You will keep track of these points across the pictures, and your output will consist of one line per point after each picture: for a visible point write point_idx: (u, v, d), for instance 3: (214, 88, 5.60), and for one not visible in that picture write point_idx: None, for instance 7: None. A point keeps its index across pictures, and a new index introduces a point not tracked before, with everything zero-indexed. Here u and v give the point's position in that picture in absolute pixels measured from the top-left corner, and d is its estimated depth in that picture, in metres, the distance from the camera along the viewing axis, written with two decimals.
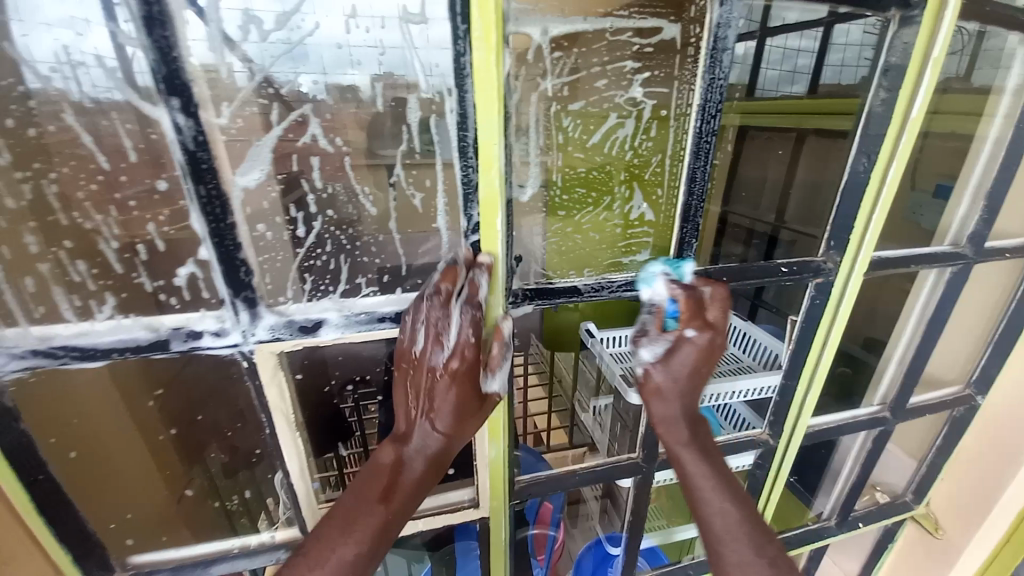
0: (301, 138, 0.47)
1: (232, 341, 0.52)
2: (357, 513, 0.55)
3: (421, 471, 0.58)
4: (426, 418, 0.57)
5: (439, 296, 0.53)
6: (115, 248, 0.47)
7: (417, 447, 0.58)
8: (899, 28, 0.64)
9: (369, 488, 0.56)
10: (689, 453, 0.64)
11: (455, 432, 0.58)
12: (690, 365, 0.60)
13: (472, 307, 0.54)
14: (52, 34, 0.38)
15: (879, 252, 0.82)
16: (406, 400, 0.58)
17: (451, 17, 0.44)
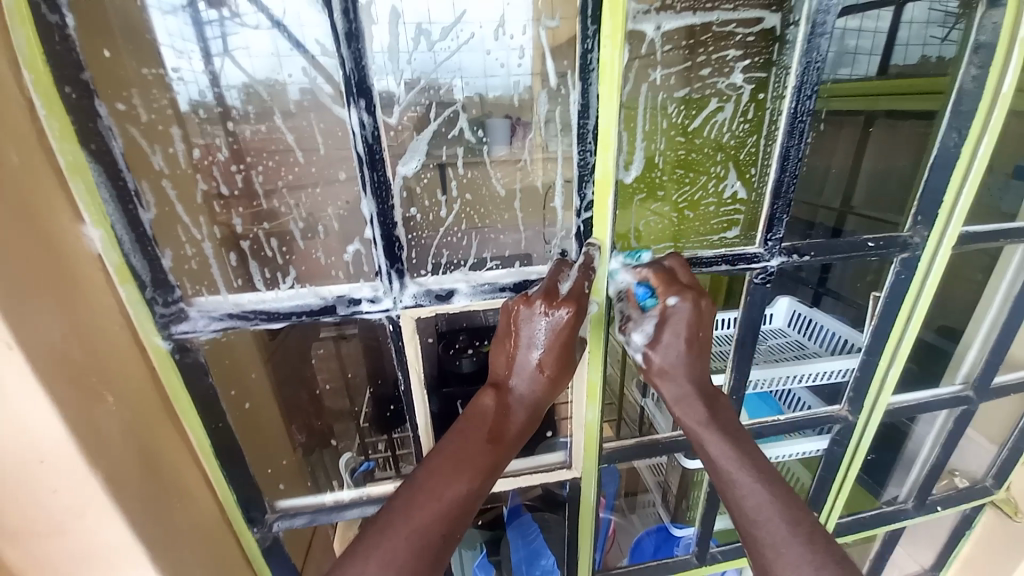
0: (451, 131, 0.61)
1: (383, 306, 0.60)
2: (467, 451, 0.57)
3: (522, 421, 0.61)
4: (532, 365, 0.61)
5: (557, 261, 0.62)
6: (301, 228, 0.60)
7: (517, 397, 0.62)
8: (987, 9, 0.66)
9: (474, 431, 0.59)
10: (710, 433, 0.64)
11: (552, 386, 0.62)
12: (681, 336, 0.62)
13: (586, 265, 0.61)
14: (181, 49, 0.52)
15: (967, 228, 0.83)
16: (509, 350, 0.61)
17: (582, 19, 0.50)
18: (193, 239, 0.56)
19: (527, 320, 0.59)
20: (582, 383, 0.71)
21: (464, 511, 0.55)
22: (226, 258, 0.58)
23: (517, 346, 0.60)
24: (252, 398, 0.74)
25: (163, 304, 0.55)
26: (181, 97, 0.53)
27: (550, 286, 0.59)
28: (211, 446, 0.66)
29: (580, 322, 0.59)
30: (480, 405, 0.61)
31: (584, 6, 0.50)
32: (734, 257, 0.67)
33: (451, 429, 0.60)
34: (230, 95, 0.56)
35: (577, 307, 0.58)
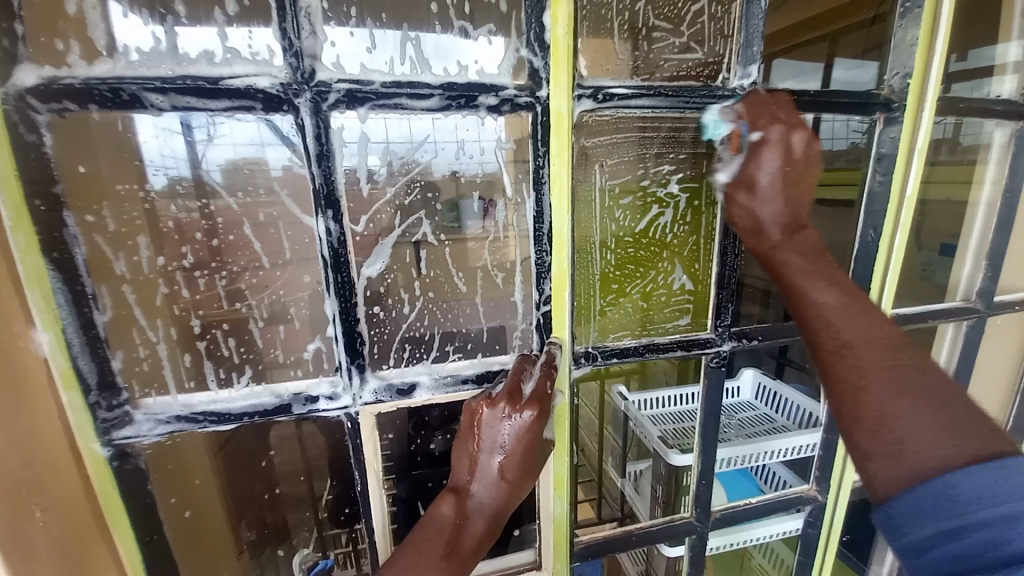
0: (415, 236, 0.60)
1: (342, 403, 0.60)
2: (419, 567, 0.55)
3: (481, 533, 0.60)
4: (493, 469, 0.60)
5: (518, 356, 0.65)
6: (260, 325, 0.58)
7: (477, 506, 0.60)
8: (884, 126, 0.76)
9: (431, 545, 0.57)
10: (784, 252, 0.67)
11: (513, 491, 0.61)
12: (778, 183, 0.64)
13: (546, 365, 0.64)
14: (163, 141, 0.50)
15: (898, 309, 0.90)
16: (471, 452, 0.60)
17: (534, 142, 0.57)
18: (148, 341, 0.55)
19: (489, 424, 0.59)
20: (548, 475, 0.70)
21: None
22: (180, 359, 0.56)
23: (480, 449, 0.60)
24: (197, 505, 0.66)
25: (105, 409, 0.54)
26: (154, 183, 0.52)
27: (513, 389, 0.60)
28: (143, 559, 0.61)
29: (542, 423, 0.61)
30: (438, 515, 0.59)
31: (535, 131, 0.57)
32: (687, 342, 0.74)
33: (408, 538, 0.59)
34: (214, 174, 0.53)
35: (540, 408, 0.60)
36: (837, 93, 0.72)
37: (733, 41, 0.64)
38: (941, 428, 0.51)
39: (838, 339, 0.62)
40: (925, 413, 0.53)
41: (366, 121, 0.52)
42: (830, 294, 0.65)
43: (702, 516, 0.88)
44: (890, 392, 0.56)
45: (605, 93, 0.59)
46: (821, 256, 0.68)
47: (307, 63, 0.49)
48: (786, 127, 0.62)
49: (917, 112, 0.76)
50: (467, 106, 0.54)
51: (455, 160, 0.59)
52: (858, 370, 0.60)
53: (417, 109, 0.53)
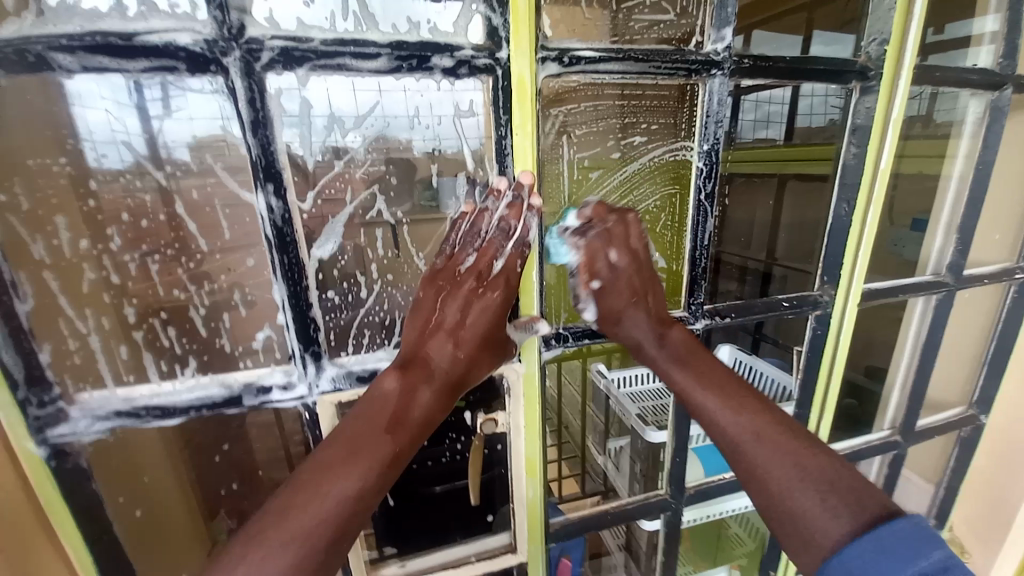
0: (369, 213, 0.56)
1: (297, 393, 0.56)
2: (364, 439, 0.48)
3: (433, 402, 0.54)
4: (450, 337, 0.55)
5: (477, 211, 0.55)
6: (203, 314, 0.54)
7: (431, 381, 0.54)
8: (860, 95, 0.74)
9: (374, 419, 0.50)
10: (666, 357, 0.66)
11: (471, 361, 0.57)
12: (626, 283, 0.63)
13: (525, 245, 0.56)
14: (109, 114, 0.46)
15: (871, 284, 0.90)
16: (424, 319, 0.55)
17: (495, 109, 0.53)
18: (76, 333, 0.50)
19: (453, 297, 0.55)
20: (519, 459, 0.69)
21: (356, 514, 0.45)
22: (115, 351, 0.52)
23: (440, 325, 0.55)
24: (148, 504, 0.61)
25: (36, 405, 0.50)
26: (100, 162, 0.47)
27: (481, 265, 0.55)
28: (94, 562, 0.58)
29: (506, 293, 0.56)
30: (384, 388, 0.51)
31: (496, 97, 0.53)
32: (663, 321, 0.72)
33: (346, 416, 0.50)
34: (177, 151, 0.49)
35: (506, 284, 0.56)
36: (814, 60, 0.69)
37: (708, 1, 0.60)
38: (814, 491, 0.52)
39: (730, 437, 0.59)
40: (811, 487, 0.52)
41: (307, 86, 0.48)
42: (727, 415, 0.60)
43: (676, 493, 0.89)
44: (789, 476, 0.54)
45: (572, 56, 0.55)
46: (701, 358, 0.66)
47: (234, 17, 0.44)
48: (613, 238, 0.62)
49: (894, 79, 0.73)
50: (420, 68, 0.50)
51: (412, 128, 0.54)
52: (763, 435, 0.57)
53: (364, 72, 0.48)
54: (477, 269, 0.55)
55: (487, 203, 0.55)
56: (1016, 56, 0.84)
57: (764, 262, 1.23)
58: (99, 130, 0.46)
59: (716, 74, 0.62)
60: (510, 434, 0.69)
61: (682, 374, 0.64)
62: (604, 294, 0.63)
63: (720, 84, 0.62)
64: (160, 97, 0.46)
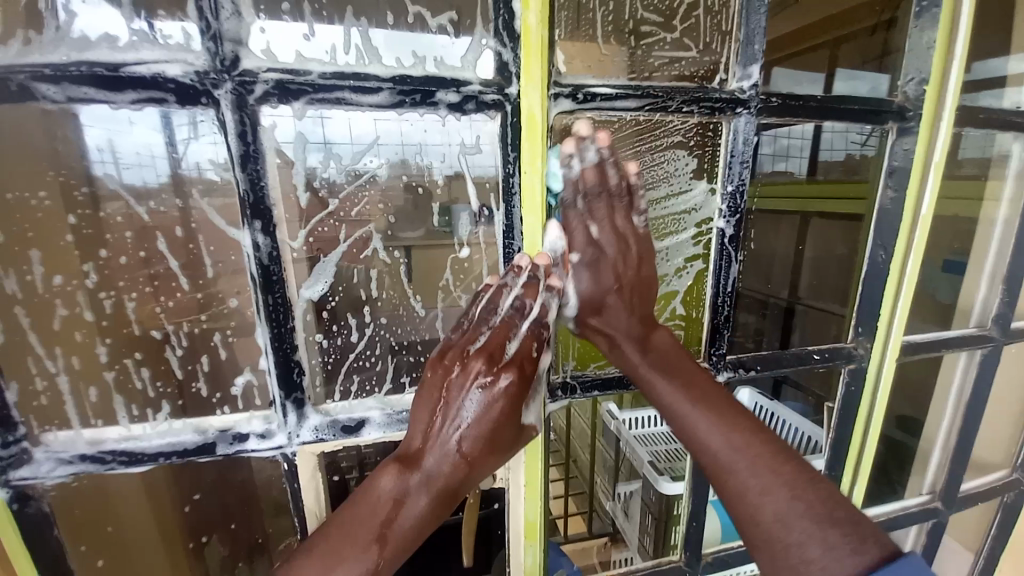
0: (363, 252, 0.52)
1: (276, 442, 0.52)
2: (342, 554, 0.44)
3: (423, 511, 0.48)
4: (453, 436, 0.50)
5: (495, 287, 0.51)
6: (179, 355, 0.50)
7: (427, 485, 0.49)
8: (897, 137, 0.69)
9: (362, 526, 0.46)
10: (648, 370, 0.57)
11: (472, 465, 0.51)
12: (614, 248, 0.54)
13: (540, 326, 0.52)
14: (139, 134, 0.44)
15: (908, 336, 0.83)
16: (429, 412, 0.50)
17: (502, 146, 0.50)
18: (45, 373, 0.47)
19: (458, 387, 0.49)
20: (517, 522, 0.62)
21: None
22: (85, 393, 0.48)
23: (443, 419, 0.49)
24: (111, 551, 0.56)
25: None
26: (110, 180, 0.45)
27: (492, 348, 0.49)
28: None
29: (520, 390, 0.51)
30: (379, 490, 0.48)
31: (504, 134, 0.49)
32: None
33: (337, 510, 0.47)
34: (209, 175, 0.46)
35: (520, 371, 0.51)
36: (847, 100, 0.65)
37: (732, 38, 0.57)
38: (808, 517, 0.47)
39: (716, 460, 0.52)
40: (792, 504, 0.48)
41: (304, 119, 0.45)
42: (715, 431, 0.53)
43: (692, 561, 0.80)
44: (784, 503, 0.48)
45: (587, 92, 0.52)
46: (681, 358, 0.59)
47: (228, 49, 0.42)
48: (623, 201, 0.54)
49: (934, 122, 0.68)
50: (424, 103, 0.47)
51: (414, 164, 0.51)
52: (744, 496, 0.50)
53: (364, 105, 0.46)
54: (490, 358, 0.49)
55: (507, 278, 0.51)
56: None
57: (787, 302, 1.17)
58: (85, 161, 0.44)
59: (742, 112, 0.58)
60: (507, 492, 0.63)
61: (668, 385, 0.56)
62: (587, 276, 0.55)
63: (745, 122, 0.59)
64: (150, 131, 0.44)
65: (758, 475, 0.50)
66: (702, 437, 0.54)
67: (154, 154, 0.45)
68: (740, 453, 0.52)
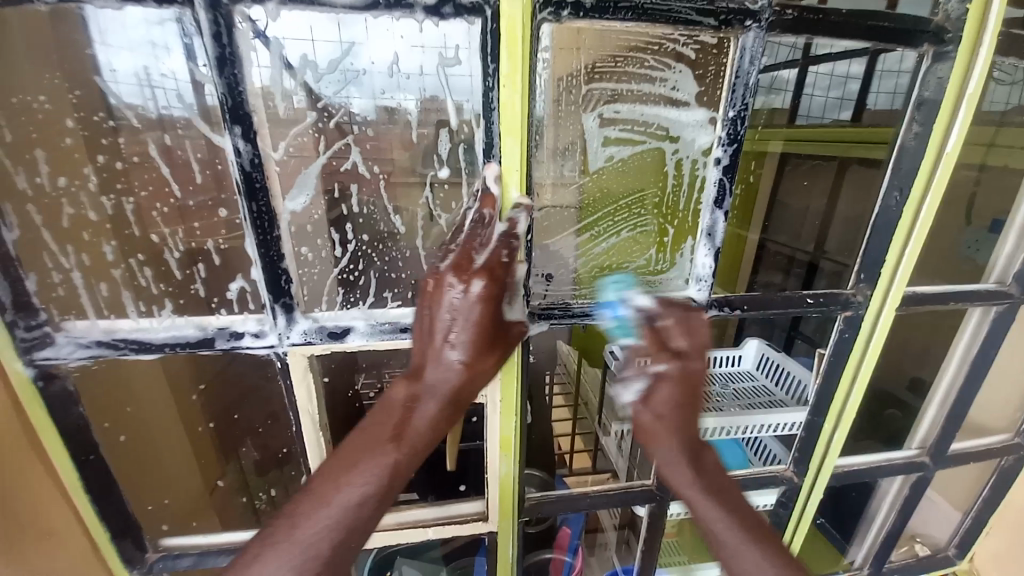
0: (343, 164, 0.53)
1: (268, 342, 0.56)
2: (366, 453, 0.48)
3: (435, 413, 0.51)
4: (445, 346, 0.51)
5: (482, 199, 0.53)
6: (177, 257, 0.54)
7: (436, 389, 0.52)
8: (932, 63, 0.62)
9: (380, 428, 0.49)
10: (699, 495, 0.58)
11: (475, 369, 0.53)
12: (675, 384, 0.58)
13: (508, 239, 0.52)
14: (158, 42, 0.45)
15: (913, 287, 0.79)
16: (422, 330, 0.52)
17: (483, 56, 0.48)
18: (62, 267, 0.51)
19: (441, 304, 0.50)
20: (493, 434, 0.67)
21: (360, 519, 0.46)
22: (97, 289, 0.53)
23: (435, 332, 0.51)
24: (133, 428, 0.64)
25: (23, 329, 0.51)
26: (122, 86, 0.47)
27: (459, 267, 0.49)
28: (85, 488, 0.60)
29: (498, 294, 0.51)
30: (391, 399, 0.51)
31: (484, 41, 0.48)
32: None
33: (359, 425, 0.50)
34: (192, 83, 0.46)
35: (494, 277, 0.50)
36: (877, 16, 0.58)
37: None
38: None
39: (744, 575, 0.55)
40: None
41: (279, 19, 0.45)
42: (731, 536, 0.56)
43: (664, 486, 0.84)
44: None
45: (573, 1, 0.49)
46: (728, 488, 0.60)
47: None
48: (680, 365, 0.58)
49: (975, 44, 0.61)
50: (398, 5, 0.45)
51: (389, 79, 0.50)
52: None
53: (338, 7, 0.45)
54: (467, 270, 0.49)
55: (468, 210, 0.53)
56: None
57: (814, 254, 1.21)
58: (76, 65, 0.46)
59: (751, 27, 0.54)
60: (486, 407, 0.67)
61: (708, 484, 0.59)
62: (669, 383, 0.58)
63: (754, 38, 0.54)
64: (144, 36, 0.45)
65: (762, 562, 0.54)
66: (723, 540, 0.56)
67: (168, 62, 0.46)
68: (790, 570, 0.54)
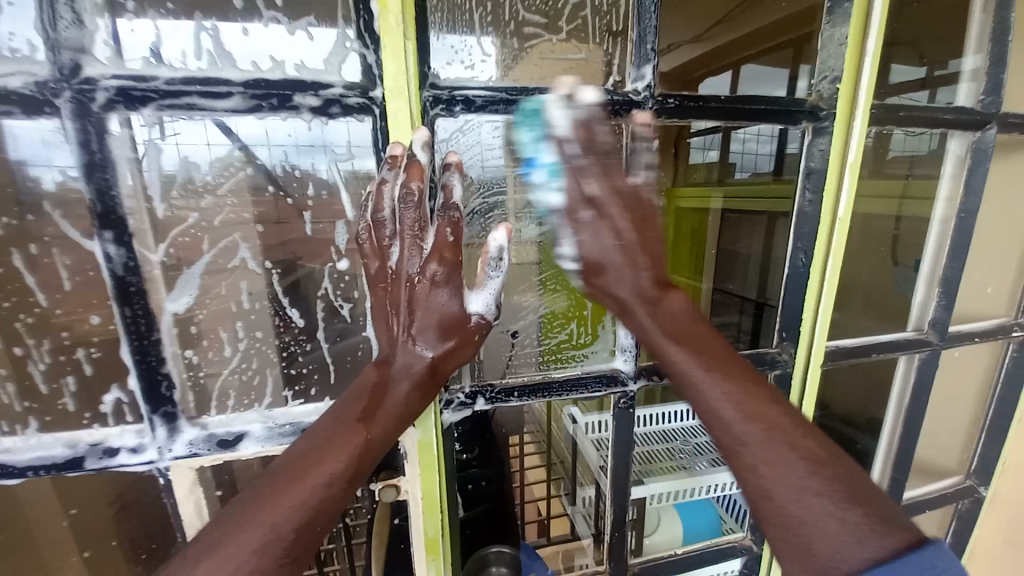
0: (231, 261, 0.51)
1: (147, 457, 0.50)
2: (330, 436, 0.44)
3: (409, 394, 0.49)
4: (410, 334, 0.49)
5: (376, 186, 0.47)
6: (44, 368, 0.48)
7: (407, 370, 0.49)
8: (813, 137, 0.67)
9: (345, 413, 0.46)
10: (668, 340, 0.50)
11: (450, 348, 0.51)
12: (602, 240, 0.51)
13: (449, 212, 0.48)
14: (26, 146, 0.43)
15: (837, 341, 0.80)
16: (385, 318, 0.50)
17: (375, 151, 0.49)
18: None
19: (398, 296, 0.49)
20: (415, 537, 0.61)
21: (328, 502, 0.42)
22: None
23: (394, 328, 0.49)
24: (8, 559, 0.55)
25: None
26: None
27: (412, 252, 0.47)
28: None
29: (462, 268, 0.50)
30: (358, 385, 0.49)
31: (374, 138, 0.48)
32: (591, 380, 0.66)
33: (320, 420, 0.47)
34: (64, 187, 0.44)
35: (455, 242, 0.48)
36: (754, 99, 0.63)
37: (626, 38, 0.56)
38: (818, 488, 0.42)
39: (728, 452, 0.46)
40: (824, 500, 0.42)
41: (160, 128, 0.44)
42: (731, 405, 0.46)
43: (617, 571, 0.78)
44: (795, 484, 0.42)
45: (463, 97, 0.51)
46: (712, 339, 0.51)
47: (67, 57, 0.40)
48: (607, 192, 0.50)
49: (848, 119, 0.66)
50: (283, 108, 0.45)
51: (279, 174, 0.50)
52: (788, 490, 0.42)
53: (219, 111, 0.44)
54: (421, 254, 0.48)
55: (383, 172, 0.47)
56: (998, 92, 0.75)
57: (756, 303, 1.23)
58: None
59: None
60: (409, 505, 0.61)
61: (693, 357, 0.49)
62: (587, 232, 0.51)
63: None
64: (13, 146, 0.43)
65: (779, 447, 0.44)
66: (716, 421, 0.47)
67: (37, 166, 0.43)
68: (767, 434, 0.44)
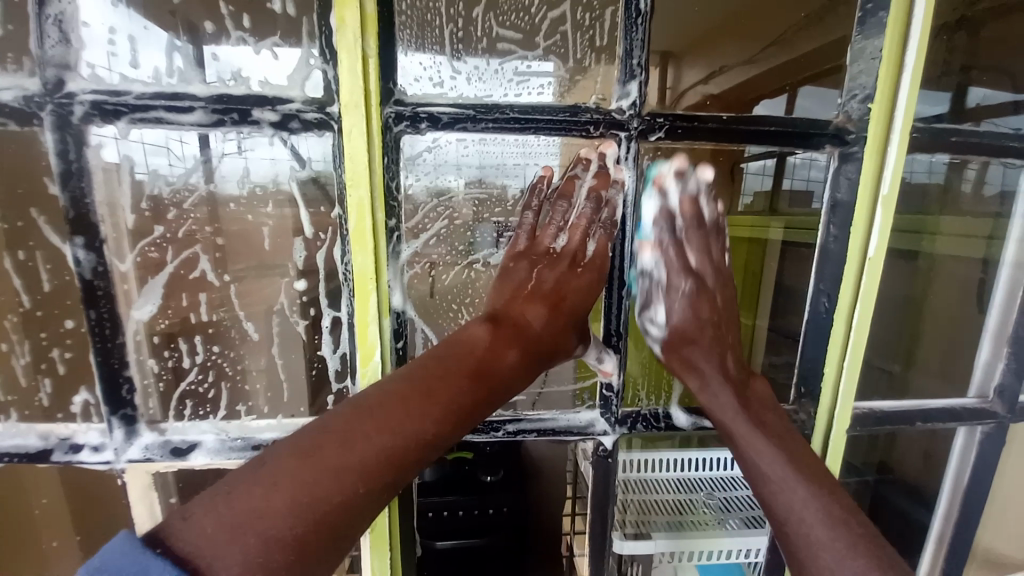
0: (193, 273, 0.53)
1: (105, 458, 0.52)
2: (438, 384, 0.44)
3: (515, 364, 0.50)
4: (535, 298, 0.54)
5: (566, 180, 0.54)
6: (25, 363, 0.52)
7: (515, 338, 0.51)
8: (840, 164, 0.59)
9: (454, 361, 0.46)
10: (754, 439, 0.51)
11: (561, 333, 0.54)
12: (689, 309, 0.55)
13: (610, 226, 0.54)
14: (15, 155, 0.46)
15: (876, 403, 0.68)
16: (517, 274, 0.55)
17: (334, 169, 0.48)
18: None
19: (538, 251, 0.56)
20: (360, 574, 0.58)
21: (414, 461, 0.41)
22: None
23: (524, 283, 0.54)
24: None
25: None
26: None
27: (575, 248, 0.54)
28: None
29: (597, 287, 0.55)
30: (465, 336, 0.49)
31: (334, 154, 0.48)
32: (563, 427, 0.60)
33: (423, 356, 0.46)
34: (45, 194, 0.47)
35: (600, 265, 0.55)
36: (759, 120, 0.56)
37: (613, 52, 0.52)
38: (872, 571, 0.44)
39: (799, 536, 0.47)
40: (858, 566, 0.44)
41: (130, 138, 0.46)
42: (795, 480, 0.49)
43: None
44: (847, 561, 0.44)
45: (426, 114, 0.49)
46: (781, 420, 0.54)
47: (52, 73, 0.43)
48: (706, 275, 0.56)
49: (883, 146, 0.56)
50: (243, 122, 0.46)
51: (241, 187, 0.51)
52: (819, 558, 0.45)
53: (185, 125, 0.46)
54: (566, 223, 0.55)
55: (575, 170, 0.54)
56: None
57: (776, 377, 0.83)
58: None
59: (621, 137, 0.52)
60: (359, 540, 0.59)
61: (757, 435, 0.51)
62: (685, 303, 0.55)
63: (627, 148, 0.52)
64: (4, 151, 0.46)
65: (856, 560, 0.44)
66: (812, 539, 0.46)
67: (25, 173, 0.47)
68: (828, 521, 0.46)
